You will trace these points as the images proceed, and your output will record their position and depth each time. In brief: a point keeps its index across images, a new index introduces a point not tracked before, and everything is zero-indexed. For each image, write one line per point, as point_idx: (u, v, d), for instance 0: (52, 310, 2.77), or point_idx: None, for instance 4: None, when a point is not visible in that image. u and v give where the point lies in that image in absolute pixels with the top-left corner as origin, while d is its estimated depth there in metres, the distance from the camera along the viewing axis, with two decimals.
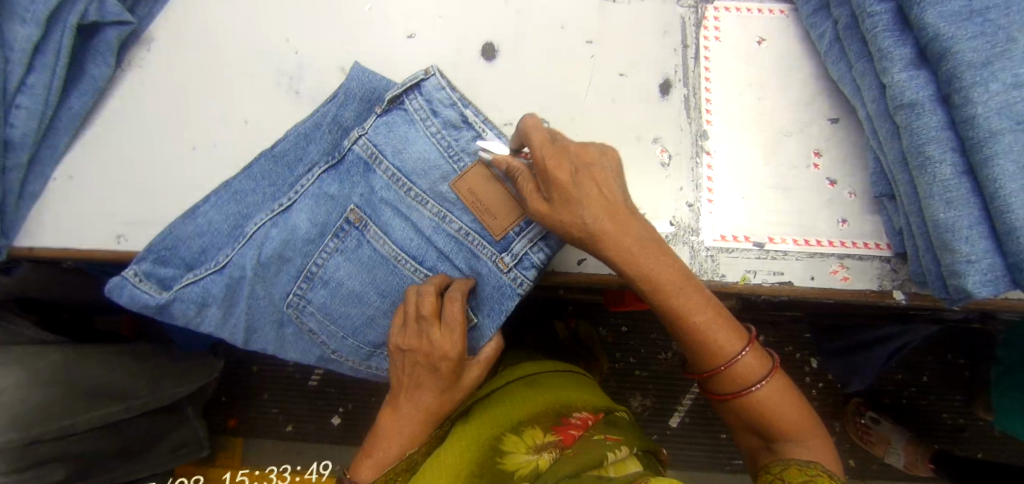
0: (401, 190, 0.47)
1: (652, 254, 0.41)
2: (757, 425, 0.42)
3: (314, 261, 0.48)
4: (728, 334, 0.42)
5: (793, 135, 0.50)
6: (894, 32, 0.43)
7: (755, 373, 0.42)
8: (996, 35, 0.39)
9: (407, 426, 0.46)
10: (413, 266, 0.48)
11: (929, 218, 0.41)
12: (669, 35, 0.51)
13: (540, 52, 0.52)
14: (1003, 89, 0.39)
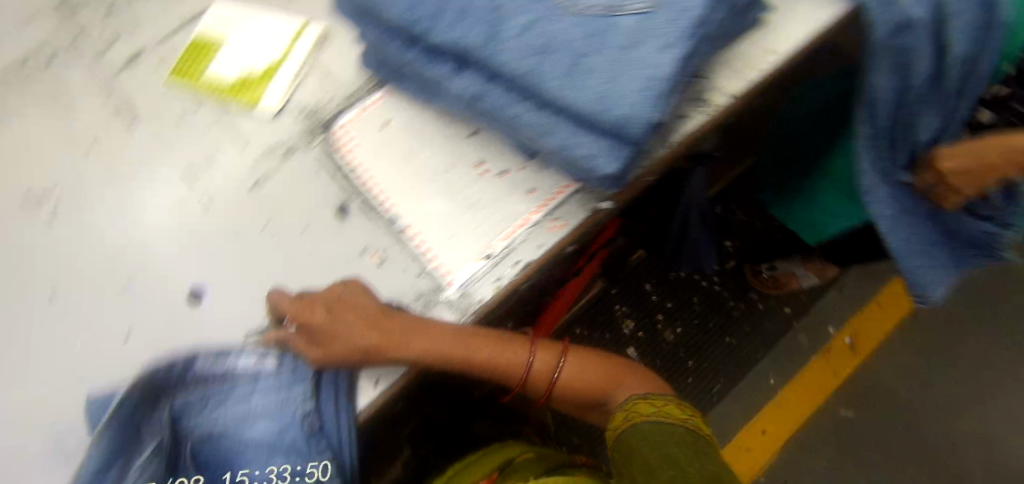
0: (301, 405, 0.75)
1: (419, 341, 0.76)
2: (584, 390, 1.00)
3: (270, 444, 0.73)
4: (507, 365, 0.91)
5: (502, 179, 0.87)
6: (516, 83, 0.70)
7: (534, 367, 0.95)
8: (580, 86, 0.68)
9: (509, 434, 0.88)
10: (303, 411, 0.74)
11: (555, 141, 0.71)
12: (384, 171, 0.87)
13: (333, 185, 0.87)
14: (580, 71, 0.68)
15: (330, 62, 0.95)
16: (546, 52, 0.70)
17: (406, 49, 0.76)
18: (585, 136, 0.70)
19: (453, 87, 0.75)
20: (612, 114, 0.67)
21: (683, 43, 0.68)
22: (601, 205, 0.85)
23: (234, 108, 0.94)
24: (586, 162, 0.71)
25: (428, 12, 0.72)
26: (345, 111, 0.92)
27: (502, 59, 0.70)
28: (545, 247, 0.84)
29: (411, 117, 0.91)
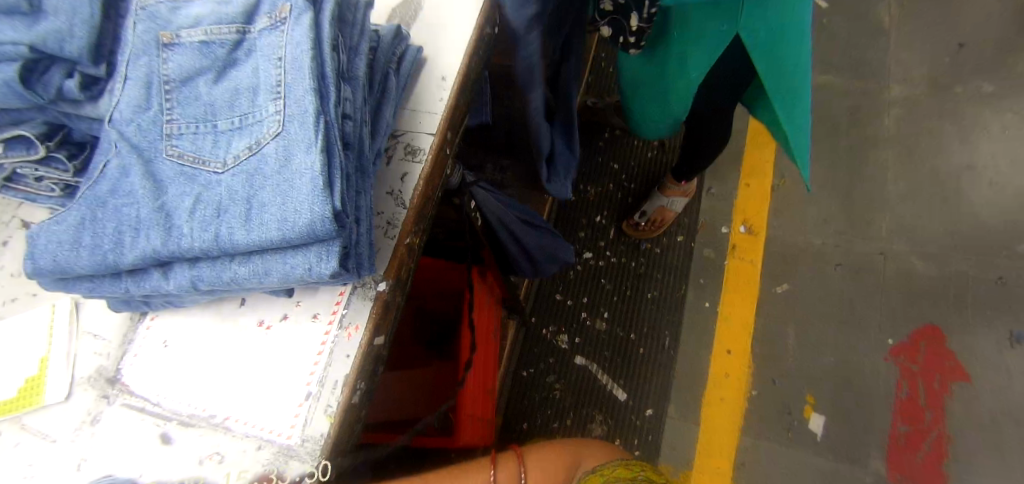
0: None
1: None
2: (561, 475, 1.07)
3: None
4: None
5: (302, 318, 0.87)
6: (213, 259, 0.74)
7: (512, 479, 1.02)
8: (264, 236, 0.72)
9: None
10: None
11: (287, 276, 0.74)
12: (208, 380, 0.88)
13: (158, 428, 0.87)
14: (257, 219, 0.73)
15: (93, 321, 0.96)
16: (221, 215, 0.74)
17: (118, 282, 0.79)
18: (293, 258, 0.73)
19: (172, 289, 0.77)
20: (296, 228, 0.71)
21: (319, 138, 0.73)
22: (379, 287, 0.86)
23: (30, 412, 0.92)
24: (310, 276, 0.73)
25: (109, 245, 0.76)
26: (127, 351, 0.92)
27: (187, 244, 0.73)
28: (353, 354, 0.84)
29: (186, 321, 0.92)
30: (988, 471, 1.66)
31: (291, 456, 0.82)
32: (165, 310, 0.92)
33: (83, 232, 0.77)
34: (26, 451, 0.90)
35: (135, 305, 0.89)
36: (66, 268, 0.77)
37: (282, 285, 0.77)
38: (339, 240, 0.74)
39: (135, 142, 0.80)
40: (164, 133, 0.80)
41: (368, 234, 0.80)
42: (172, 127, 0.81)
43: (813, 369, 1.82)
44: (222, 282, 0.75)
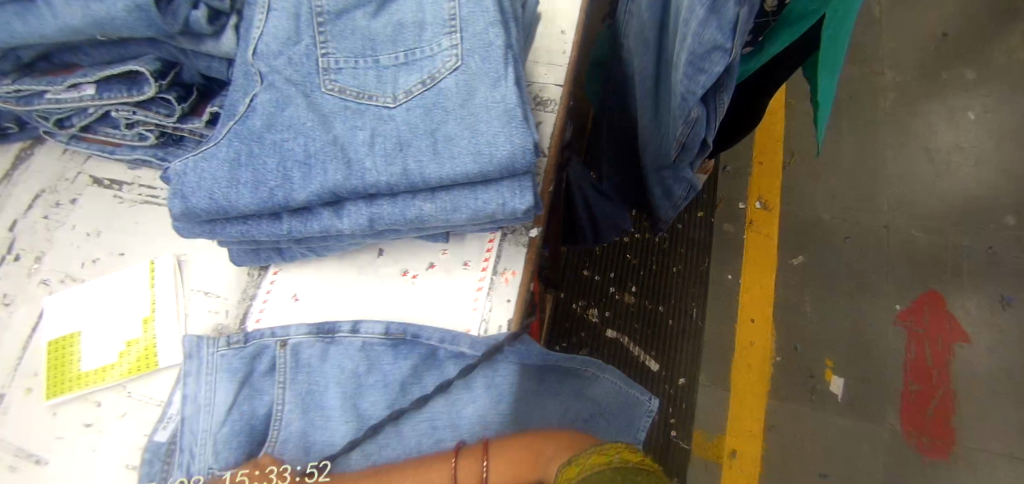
0: None
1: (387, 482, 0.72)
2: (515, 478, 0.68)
3: None
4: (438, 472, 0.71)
5: (449, 269, 0.85)
6: (396, 197, 0.71)
7: (478, 471, 0.70)
8: (457, 169, 0.69)
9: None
10: None
11: (474, 215, 0.72)
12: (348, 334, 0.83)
13: None
14: (446, 154, 0.70)
15: (203, 278, 0.89)
16: (405, 147, 0.71)
17: (276, 223, 0.73)
18: (486, 193, 0.71)
19: (344, 227, 0.72)
20: (495, 161, 0.69)
21: (510, 73, 0.72)
22: (533, 232, 0.85)
23: (136, 378, 0.85)
24: (504, 211, 0.71)
25: (276, 181, 0.70)
26: (252, 308, 0.86)
27: (373, 179, 0.69)
28: (514, 298, 0.82)
29: (316, 274, 0.87)
30: (989, 422, 1.82)
31: (472, 427, 0.77)
32: (292, 264, 0.87)
33: (241, 167, 0.71)
34: (137, 419, 0.84)
35: (267, 257, 0.83)
36: (225, 207, 0.71)
37: (461, 223, 0.74)
38: (529, 174, 0.72)
39: (291, 76, 0.75)
40: (319, 66, 0.76)
41: None
42: (328, 61, 0.76)
43: (830, 333, 1.93)
44: (404, 220, 0.72)
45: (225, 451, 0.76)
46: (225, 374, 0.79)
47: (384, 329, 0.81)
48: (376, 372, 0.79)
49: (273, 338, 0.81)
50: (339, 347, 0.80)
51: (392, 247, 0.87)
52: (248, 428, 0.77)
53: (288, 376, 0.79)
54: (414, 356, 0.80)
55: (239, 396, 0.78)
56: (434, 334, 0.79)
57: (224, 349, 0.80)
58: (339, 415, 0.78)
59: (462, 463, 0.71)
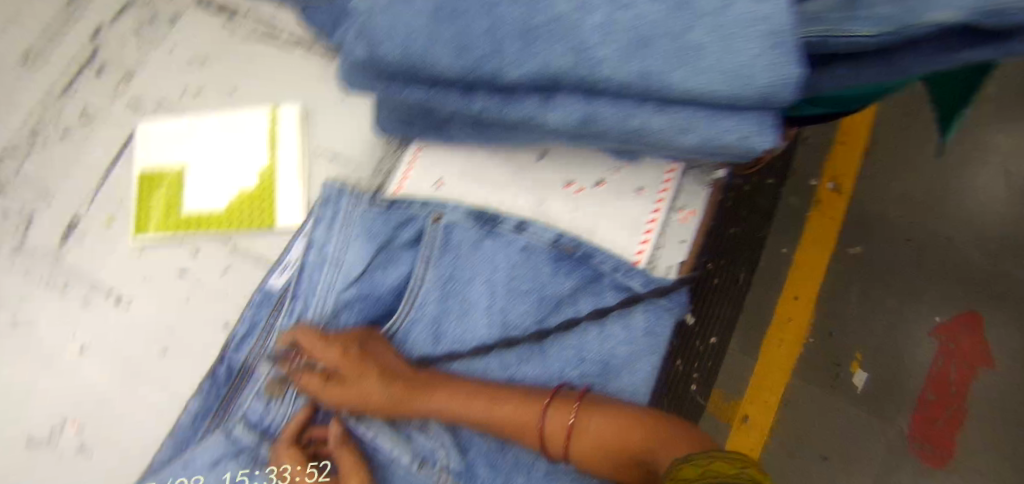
0: None
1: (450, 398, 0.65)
2: (607, 441, 0.62)
3: None
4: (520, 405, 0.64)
5: (620, 190, 0.75)
6: (616, 103, 0.59)
7: (565, 419, 0.63)
8: (714, 86, 0.53)
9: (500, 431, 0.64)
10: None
11: (699, 141, 0.60)
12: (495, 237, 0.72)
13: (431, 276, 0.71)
14: (710, 62, 0.52)
15: (334, 138, 0.80)
16: (644, 44, 0.54)
17: (468, 99, 0.61)
18: (725, 120, 0.58)
19: (547, 120, 0.60)
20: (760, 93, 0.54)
21: None
22: (717, 174, 0.77)
23: (243, 232, 0.76)
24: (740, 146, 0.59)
25: (484, 48, 0.56)
26: (389, 181, 0.76)
27: (603, 71, 0.54)
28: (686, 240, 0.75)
29: (465, 164, 0.76)
30: None
31: (618, 366, 0.71)
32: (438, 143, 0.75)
33: (442, 23, 0.57)
34: (241, 277, 0.75)
35: (423, 131, 0.72)
36: (417, 65, 0.58)
37: (676, 145, 0.63)
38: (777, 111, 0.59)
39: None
40: None
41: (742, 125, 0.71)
42: None
43: None
44: (623, 128, 0.60)
45: (352, 316, 0.71)
46: (367, 235, 0.72)
47: (554, 237, 0.72)
48: (533, 278, 0.72)
49: (427, 211, 0.73)
50: (495, 239, 0.72)
51: (557, 153, 0.76)
52: (376, 306, 0.72)
53: (434, 256, 0.71)
54: (579, 273, 0.72)
55: (376, 260, 0.72)
56: (603, 261, 0.72)
57: (371, 209, 0.73)
58: (482, 311, 0.71)
59: (551, 408, 0.63)
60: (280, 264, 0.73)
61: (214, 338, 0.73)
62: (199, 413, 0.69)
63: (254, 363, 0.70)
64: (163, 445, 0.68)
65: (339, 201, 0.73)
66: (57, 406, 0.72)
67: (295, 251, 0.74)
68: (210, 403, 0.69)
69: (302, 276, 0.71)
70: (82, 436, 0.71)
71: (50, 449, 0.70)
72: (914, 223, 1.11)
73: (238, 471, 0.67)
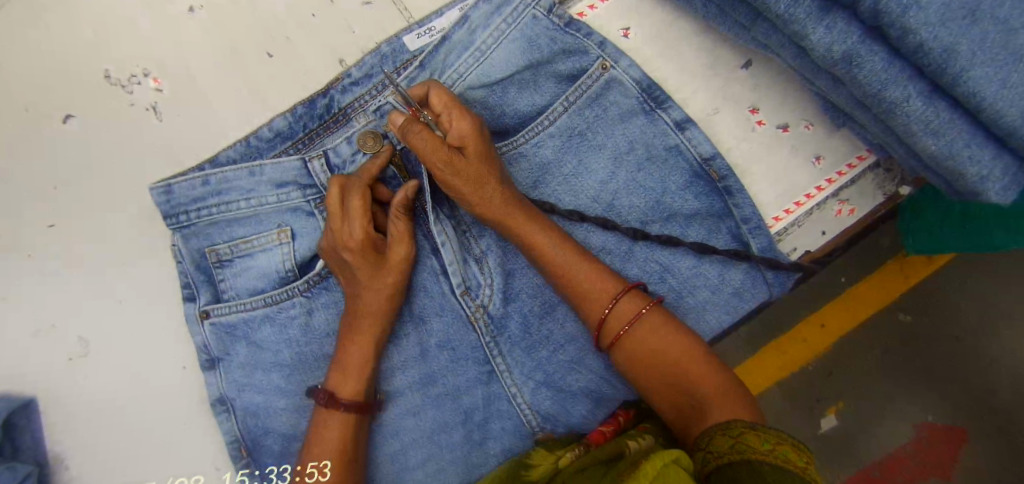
0: (488, 352, 0.66)
1: (549, 237, 0.61)
2: (667, 358, 0.59)
3: (492, 351, 0.66)
4: (606, 279, 0.61)
5: (800, 146, 0.66)
6: (890, 57, 0.50)
7: (635, 311, 0.60)
8: (1002, 92, 0.48)
9: (576, 293, 0.61)
10: (502, 365, 0.66)
11: (927, 148, 0.53)
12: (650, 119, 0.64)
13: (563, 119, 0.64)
14: (1001, 72, 0.47)
15: None
16: (974, 20, 0.47)
17: None
18: (979, 148, 0.51)
19: (802, 37, 0.51)
20: None
21: None
22: (903, 190, 0.67)
23: None
24: (968, 183, 0.53)
25: None
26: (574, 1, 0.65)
27: (913, 19, 0.47)
28: (827, 234, 0.68)
29: (662, 30, 0.65)
30: None
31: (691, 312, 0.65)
32: None
33: None
34: (378, 21, 0.68)
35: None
36: None
37: (907, 140, 0.54)
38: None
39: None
40: None
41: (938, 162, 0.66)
42: None
43: None
44: (874, 92, 0.51)
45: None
46: (526, 43, 0.63)
47: (708, 153, 0.64)
48: (659, 179, 0.65)
49: (600, 53, 0.63)
50: (649, 121, 0.64)
51: (762, 71, 0.65)
52: (493, 122, 0.65)
53: (579, 103, 0.64)
54: (710, 200, 0.64)
55: (518, 76, 0.64)
56: (739, 204, 0.64)
57: (546, 18, 0.63)
58: (592, 183, 0.65)
59: (630, 293, 0.61)
60: (423, 26, 0.67)
61: (327, 68, 0.68)
62: (284, 133, 0.65)
63: (356, 111, 0.65)
64: (239, 143, 0.65)
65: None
66: (147, 55, 0.68)
67: (445, 22, 0.67)
68: (299, 127, 0.65)
69: (442, 49, 0.63)
70: (160, 96, 0.68)
71: (126, 93, 0.68)
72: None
73: (301, 202, 0.65)
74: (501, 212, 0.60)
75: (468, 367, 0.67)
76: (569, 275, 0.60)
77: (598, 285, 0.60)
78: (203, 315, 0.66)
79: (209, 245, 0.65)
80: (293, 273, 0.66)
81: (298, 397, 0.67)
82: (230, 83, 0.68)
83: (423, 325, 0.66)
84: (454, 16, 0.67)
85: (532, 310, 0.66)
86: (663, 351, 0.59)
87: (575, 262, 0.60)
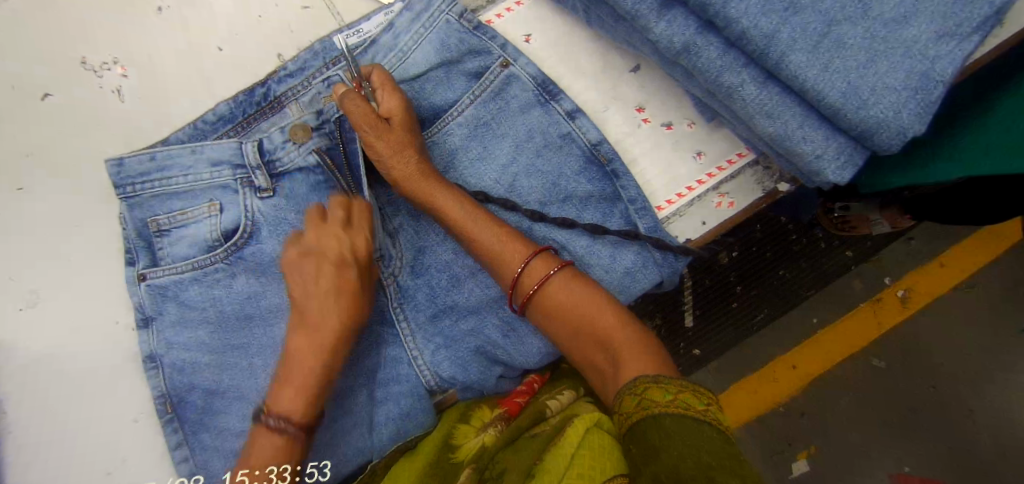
0: (395, 317, 0.74)
1: (462, 206, 0.67)
2: (575, 318, 0.64)
3: (399, 317, 0.74)
4: (517, 246, 0.66)
5: (683, 141, 0.72)
6: (723, 47, 0.57)
7: (545, 273, 0.65)
8: (824, 71, 0.53)
9: (493, 258, 0.66)
10: (407, 329, 0.73)
11: (768, 130, 0.58)
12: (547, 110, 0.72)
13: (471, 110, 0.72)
14: (820, 59, 0.53)
15: None
16: (793, 11, 0.53)
17: None
18: (813, 130, 0.57)
19: (649, 29, 0.58)
20: (857, 114, 0.53)
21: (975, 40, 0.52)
22: (782, 186, 0.71)
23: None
24: (809, 162, 0.58)
25: None
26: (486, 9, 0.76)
27: (734, 10, 0.53)
28: (708, 225, 0.72)
29: (560, 35, 0.75)
30: None
31: None
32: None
33: None
34: (318, 25, 0.81)
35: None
36: None
37: (752, 125, 0.60)
38: (866, 151, 0.57)
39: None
40: None
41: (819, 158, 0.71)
42: None
43: None
44: (715, 78, 0.58)
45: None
46: (438, 44, 0.71)
47: (596, 140, 0.71)
48: (553, 165, 0.71)
49: (501, 52, 0.72)
50: (544, 113, 0.72)
51: (649, 76, 0.73)
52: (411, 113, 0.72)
53: (483, 96, 0.72)
54: (602, 184, 0.71)
55: (433, 73, 0.72)
56: (626, 186, 0.70)
57: (457, 22, 0.71)
58: (497, 169, 0.71)
59: (538, 257, 0.66)
60: (354, 29, 0.75)
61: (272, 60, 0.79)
62: (225, 116, 0.74)
63: (289, 100, 0.74)
64: (186, 126, 0.74)
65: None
66: (120, 46, 0.80)
67: (373, 25, 0.75)
68: (238, 113, 0.74)
69: (367, 52, 0.71)
70: (123, 81, 0.79)
71: (95, 77, 0.79)
72: (971, 388, 1.18)
73: (229, 180, 0.72)
74: (420, 181, 0.67)
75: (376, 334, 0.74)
76: (482, 240, 0.66)
77: (511, 244, 0.66)
78: (140, 278, 0.74)
79: (151, 215, 0.73)
80: (218, 241, 0.73)
81: (220, 355, 0.74)
82: (185, 75, 0.80)
83: None
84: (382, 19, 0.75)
85: (437, 282, 0.74)
86: (574, 311, 0.64)
87: (488, 228, 0.66)
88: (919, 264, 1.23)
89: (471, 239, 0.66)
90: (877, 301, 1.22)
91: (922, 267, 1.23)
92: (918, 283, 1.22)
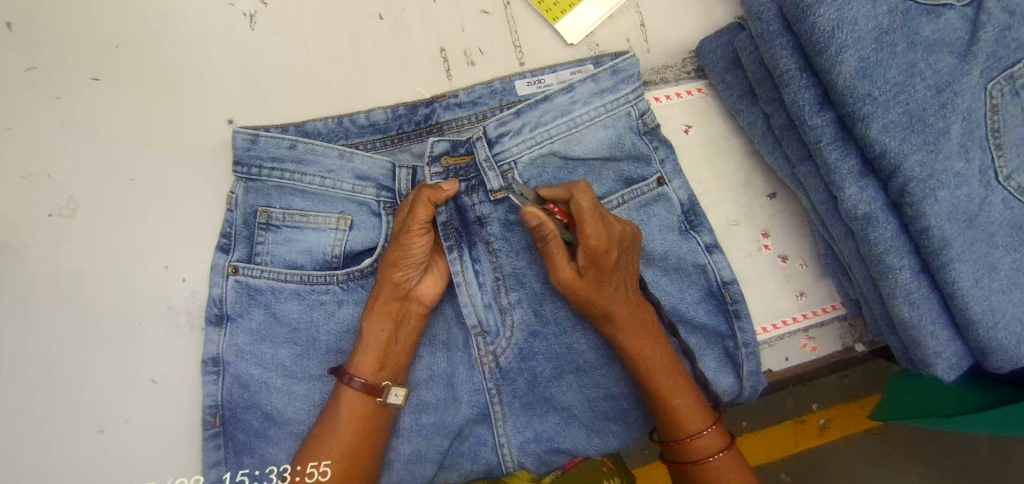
0: (489, 397, 0.72)
1: (667, 376, 0.67)
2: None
3: (494, 398, 0.72)
4: (695, 416, 0.67)
5: (791, 280, 0.79)
6: (897, 233, 0.64)
7: (712, 446, 0.67)
8: (974, 285, 0.62)
9: (681, 422, 0.67)
10: (498, 409, 0.72)
11: (901, 315, 0.66)
12: (692, 222, 0.75)
13: (625, 202, 0.73)
14: (973, 272, 0.62)
15: (657, 17, 0.81)
16: (969, 225, 0.62)
17: (818, 109, 0.65)
18: (941, 329, 0.65)
19: (840, 188, 0.65)
20: (984, 332, 0.63)
21: None
22: (858, 346, 0.81)
23: (528, 11, 0.78)
24: (926, 354, 0.66)
25: (886, 94, 0.61)
26: (655, 87, 0.81)
27: (929, 207, 0.61)
28: (789, 361, 0.80)
29: (716, 150, 0.80)
30: None
31: None
32: (713, 106, 0.81)
33: (876, 55, 0.61)
34: (491, 32, 0.78)
35: (730, 94, 0.77)
36: (823, 57, 0.62)
37: (887, 303, 0.67)
38: (970, 360, 0.67)
39: (998, 45, 0.62)
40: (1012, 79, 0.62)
41: (876, 328, 0.73)
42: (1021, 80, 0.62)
43: None
44: (879, 252, 0.64)
45: (534, 176, 0.72)
46: (609, 135, 0.73)
47: (728, 277, 0.74)
48: (681, 279, 0.74)
49: (660, 169, 0.74)
50: (683, 239, 0.74)
51: (781, 206, 0.80)
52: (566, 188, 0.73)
53: (630, 203, 0.73)
54: (717, 318, 0.74)
55: (598, 164, 0.74)
56: (743, 328, 0.73)
57: (635, 120, 0.74)
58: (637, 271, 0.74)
59: (714, 429, 0.67)
60: (535, 77, 0.75)
61: (437, 84, 0.76)
62: (377, 125, 0.70)
63: (451, 130, 0.71)
64: (330, 119, 0.69)
65: (622, 84, 0.73)
66: None
67: (554, 79, 0.75)
68: (394, 125, 0.70)
69: (542, 107, 0.70)
70: (261, 8, 0.74)
71: None
72: None
73: (370, 200, 0.67)
74: (648, 348, 0.68)
75: (463, 407, 0.72)
76: (663, 397, 0.67)
77: (670, 405, 0.67)
78: (231, 271, 0.65)
79: (265, 205, 0.65)
80: (336, 262, 0.66)
81: (300, 382, 0.66)
82: (335, 26, 0.75)
83: (435, 344, 0.74)
84: (564, 76, 0.76)
85: (546, 370, 0.73)
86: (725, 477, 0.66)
87: (664, 398, 0.67)
88: (845, 399, 1.06)
89: (665, 404, 0.68)
90: (798, 421, 1.05)
91: (849, 401, 1.06)
92: (840, 415, 1.04)
